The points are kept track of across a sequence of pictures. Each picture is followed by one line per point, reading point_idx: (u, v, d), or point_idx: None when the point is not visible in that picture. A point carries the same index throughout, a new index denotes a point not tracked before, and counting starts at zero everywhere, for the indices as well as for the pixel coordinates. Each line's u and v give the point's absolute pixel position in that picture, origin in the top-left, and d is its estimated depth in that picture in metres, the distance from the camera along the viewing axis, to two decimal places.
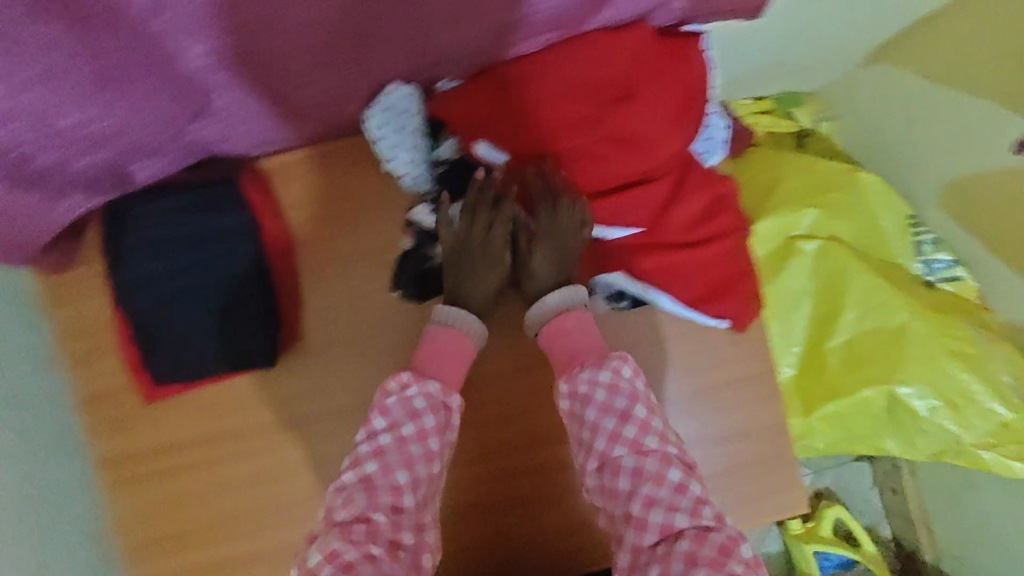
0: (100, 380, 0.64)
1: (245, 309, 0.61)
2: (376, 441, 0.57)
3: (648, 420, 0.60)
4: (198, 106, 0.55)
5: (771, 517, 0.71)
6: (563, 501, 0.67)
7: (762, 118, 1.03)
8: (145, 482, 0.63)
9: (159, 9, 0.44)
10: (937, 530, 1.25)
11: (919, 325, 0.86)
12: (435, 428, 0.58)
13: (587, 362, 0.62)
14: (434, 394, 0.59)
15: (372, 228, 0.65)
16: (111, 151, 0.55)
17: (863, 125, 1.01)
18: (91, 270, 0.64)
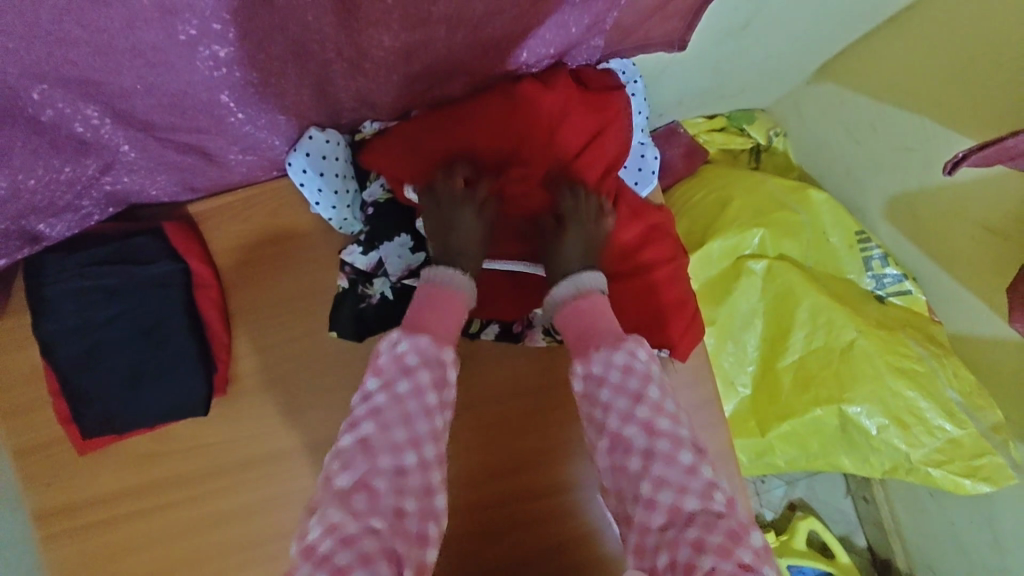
0: (36, 429, 0.66)
1: (170, 357, 0.62)
2: (374, 399, 0.52)
3: (662, 401, 0.55)
4: (105, 159, 0.57)
5: None
6: (552, 524, 0.68)
7: (715, 136, 1.14)
8: (82, 532, 0.66)
9: (36, 80, 0.45)
10: (907, 537, 1.28)
11: (867, 344, 0.83)
12: (431, 385, 0.53)
13: (603, 341, 0.57)
14: (426, 348, 0.54)
15: (304, 270, 0.68)
16: (16, 211, 0.56)
17: (809, 140, 1.11)
18: (21, 321, 0.65)
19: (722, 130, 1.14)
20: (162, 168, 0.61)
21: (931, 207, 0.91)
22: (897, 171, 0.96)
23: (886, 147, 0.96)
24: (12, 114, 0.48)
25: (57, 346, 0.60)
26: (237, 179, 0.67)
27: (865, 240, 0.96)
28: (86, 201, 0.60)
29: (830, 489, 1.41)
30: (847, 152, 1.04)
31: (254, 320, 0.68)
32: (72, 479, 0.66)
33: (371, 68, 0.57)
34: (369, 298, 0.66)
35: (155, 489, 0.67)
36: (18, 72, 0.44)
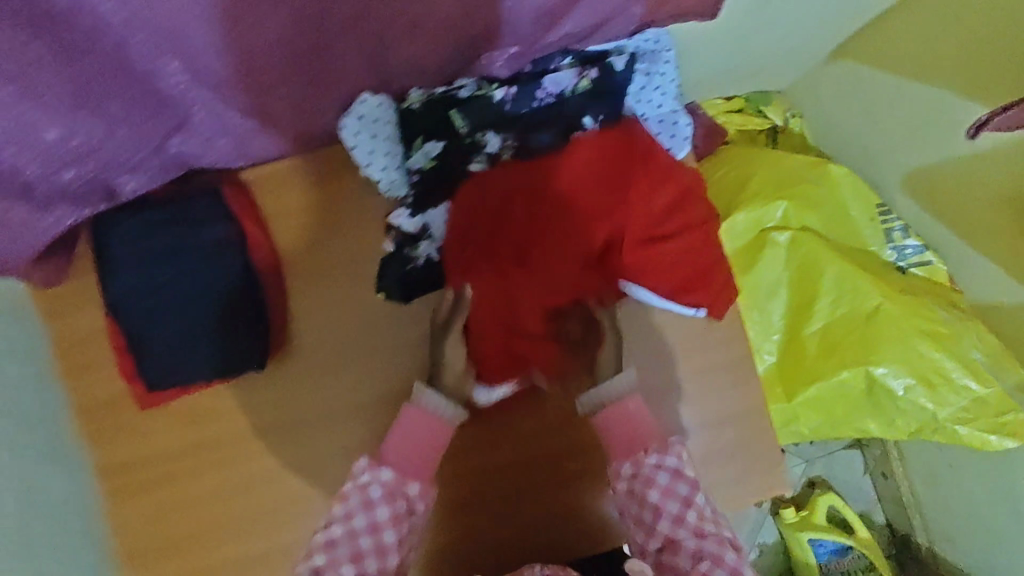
0: (98, 387, 0.68)
1: (230, 316, 0.65)
2: (329, 531, 0.59)
3: (694, 498, 0.62)
4: (178, 119, 0.60)
5: (747, 500, 0.73)
6: (568, 486, 0.71)
7: (733, 116, 1.15)
8: (141, 488, 0.69)
9: (132, 25, 0.49)
10: (926, 512, 1.30)
11: (891, 308, 0.86)
12: (388, 520, 0.59)
13: (651, 445, 0.63)
14: (390, 483, 0.60)
15: (353, 235, 0.70)
16: (96, 165, 0.59)
17: (826, 119, 1.13)
18: (85, 282, 0.68)
19: (739, 111, 1.16)
20: (223, 134, 0.63)
21: (950, 178, 0.93)
22: (913, 145, 0.98)
23: (903, 122, 0.98)
24: (108, 63, 0.51)
25: (124, 305, 0.63)
26: (283, 149, 0.69)
27: (887, 213, 0.99)
28: (150, 164, 0.63)
29: (848, 467, 1.42)
30: (863, 130, 1.06)
31: (303, 285, 0.70)
32: (131, 438, 0.69)
33: (427, 23, 0.59)
34: (415, 261, 0.69)
35: (210, 448, 0.69)
36: (123, 10, 0.47)
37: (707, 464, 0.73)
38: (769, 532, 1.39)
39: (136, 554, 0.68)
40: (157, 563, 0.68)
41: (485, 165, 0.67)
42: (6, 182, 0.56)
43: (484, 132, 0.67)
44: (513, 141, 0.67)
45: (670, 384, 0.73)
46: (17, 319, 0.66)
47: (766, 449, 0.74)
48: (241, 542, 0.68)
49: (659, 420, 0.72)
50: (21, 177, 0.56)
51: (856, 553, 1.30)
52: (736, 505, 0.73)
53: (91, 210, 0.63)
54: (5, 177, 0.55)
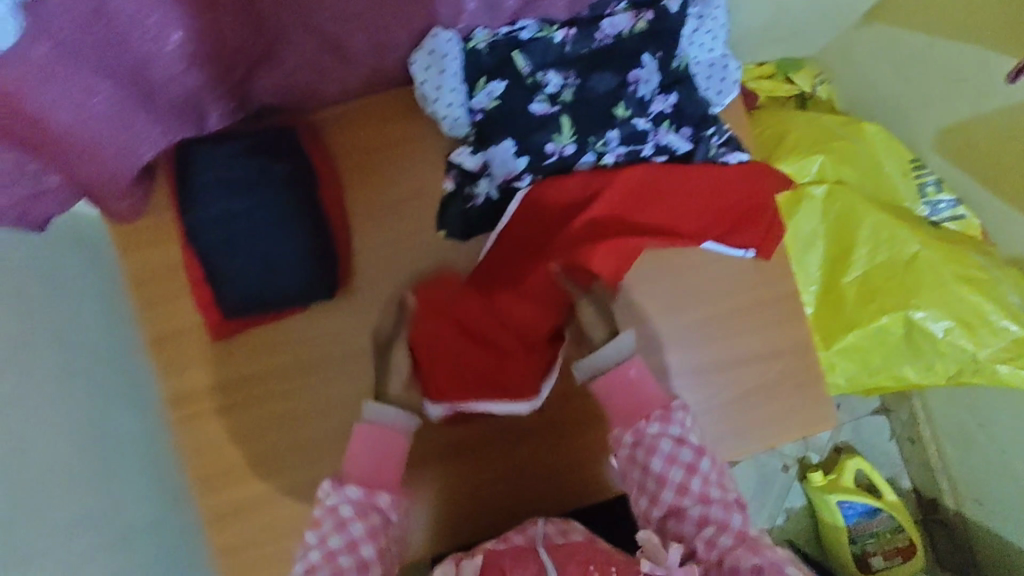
0: (172, 321, 0.71)
1: (302, 249, 0.68)
2: (308, 558, 0.60)
3: (694, 461, 0.65)
4: (271, 40, 0.61)
5: (758, 446, 0.77)
6: (563, 445, 0.77)
7: (764, 82, 1.14)
8: (211, 417, 0.72)
9: None
10: (956, 473, 1.30)
11: (930, 255, 0.89)
12: (365, 535, 0.61)
13: (651, 413, 0.66)
14: (359, 498, 0.62)
15: (417, 175, 0.73)
16: (196, 83, 0.59)
17: (857, 83, 1.14)
18: (160, 220, 0.71)
19: (770, 77, 1.15)
20: (298, 74, 0.65)
21: (986, 134, 0.94)
22: (948, 102, 0.99)
23: (938, 80, 1.00)
24: None
25: (199, 236, 0.66)
26: (350, 91, 0.71)
27: (920, 168, 1.02)
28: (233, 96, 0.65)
29: (875, 432, 1.41)
30: (898, 91, 1.07)
31: (368, 221, 0.73)
32: (204, 367, 0.72)
33: None
34: (475, 199, 0.72)
35: (278, 378, 0.72)
36: None
37: (734, 405, 0.76)
38: (796, 496, 1.37)
39: (209, 481, 0.71)
40: (230, 490, 0.71)
41: (546, 103, 0.69)
42: (130, 84, 0.55)
43: (545, 72, 0.69)
44: (574, 79, 0.69)
45: (710, 321, 0.77)
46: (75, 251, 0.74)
47: (789, 391, 0.77)
48: (305, 469, 0.72)
49: (698, 354, 0.76)
50: (145, 82, 0.56)
51: (885, 515, 1.31)
52: (743, 451, 0.76)
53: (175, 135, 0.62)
54: (130, 80, 0.55)
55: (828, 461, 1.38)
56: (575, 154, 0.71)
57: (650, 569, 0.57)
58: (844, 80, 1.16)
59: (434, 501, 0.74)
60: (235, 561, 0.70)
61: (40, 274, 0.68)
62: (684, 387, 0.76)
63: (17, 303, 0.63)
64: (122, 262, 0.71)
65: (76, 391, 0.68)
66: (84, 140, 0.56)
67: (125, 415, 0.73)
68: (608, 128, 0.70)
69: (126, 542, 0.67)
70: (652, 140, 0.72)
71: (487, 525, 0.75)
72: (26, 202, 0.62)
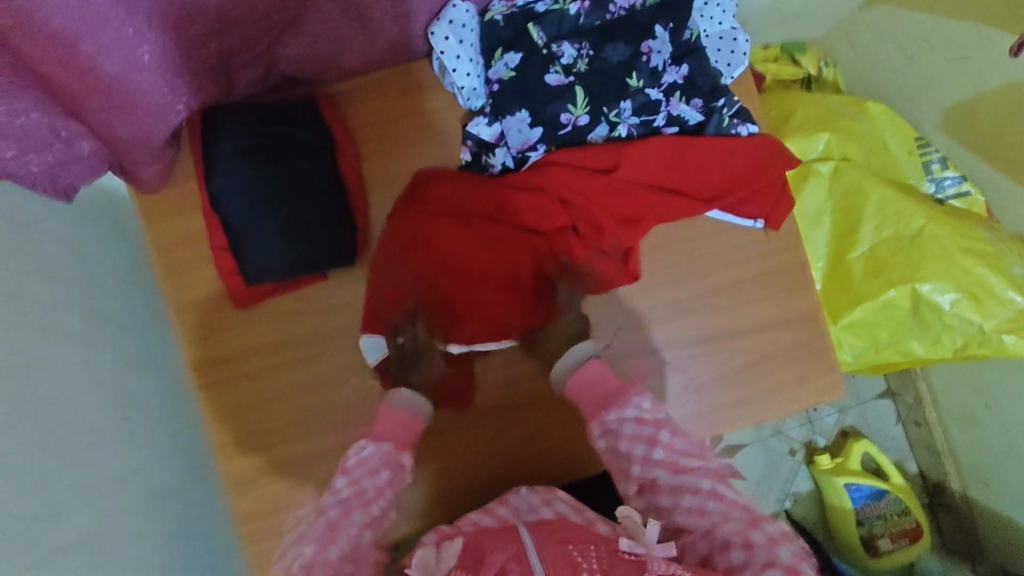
0: (194, 290, 0.73)
1: (323, 217, 0.69)
2: (338, 498, 0.63)
3: (659, 437, 0.66)
4: (295, 15, 0.64)
5: (754, 418, 0.78)
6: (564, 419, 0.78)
7: (770, 65, 1.16)
8: (233, 384, 0.73)
9: None
10: (960, 455, 1.27)
11: (937, 229, 0.90)
12: (388, 485, 0.65)
13: (613, 403, 0.68)
14: (388, 453, 0.66)
15: (435, 146, 0.75)
16: (217, 47, 0.63)
17: (860, 65, 1.16)
18: (184, 189, 0.73)
19: (776, 60, 1.17)
20: (322, 43, 0.68)
21: (990, 111, 0.95)
22: (951, 80, 1.00)
23: (940, 59, 1.01)
24: None
25: (224, 202, 0.67)
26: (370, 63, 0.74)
27: (925, 146, 1.03)
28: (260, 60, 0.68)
29: (880, 416, 1.38)
30: (901, 72, 1.09)
31: (388, 191, 0.75)
32: (226, 334, 0.73)
33: None
34: (492, 170, 0.74)
35: (297, 347, 0.74)
36: None
37: (732, 376, 0.77)
38: (803, 481, 1.34)
39: (231, 447, 0.72)
40: (251, 456, 0.73)
41: (561, 74, 0.71)
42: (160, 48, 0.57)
43: (559, 43, 0.71)
44: (587, 50, 0.72)
45: (714, 292, 0.78)
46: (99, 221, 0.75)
47: (787, 363, 0.78)
48: (326, 435, 0.73)
49: (703, 323, 0.77)
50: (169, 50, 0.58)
51: (891, 498, 1.29)
52: (739, 424, 0.78)
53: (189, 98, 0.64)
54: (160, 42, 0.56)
55: (835, 445, 1.36)
56: (589, 124, 0.72)
57: (628, 546, 0.59)
58: (846, 62, 1.18)
59: (434, 469, 0.76)
60: (257, 525, 0.72)
61: (71, 243, 0.70)
62: (687, 357, 0.77)
63: (51, 270, 0.65)
64: (147, 232, 0.72)
65: (105, 355, 0.70)
66: (119, 101, 0.55)
67: (147, 384, 0.75)
68: (622, 97, 0.72)
69: (153, 505, 0.68)
70: (665, 110, 0.74)
71: (478, 497, 0.76)
72: (55, 170, 0.63)
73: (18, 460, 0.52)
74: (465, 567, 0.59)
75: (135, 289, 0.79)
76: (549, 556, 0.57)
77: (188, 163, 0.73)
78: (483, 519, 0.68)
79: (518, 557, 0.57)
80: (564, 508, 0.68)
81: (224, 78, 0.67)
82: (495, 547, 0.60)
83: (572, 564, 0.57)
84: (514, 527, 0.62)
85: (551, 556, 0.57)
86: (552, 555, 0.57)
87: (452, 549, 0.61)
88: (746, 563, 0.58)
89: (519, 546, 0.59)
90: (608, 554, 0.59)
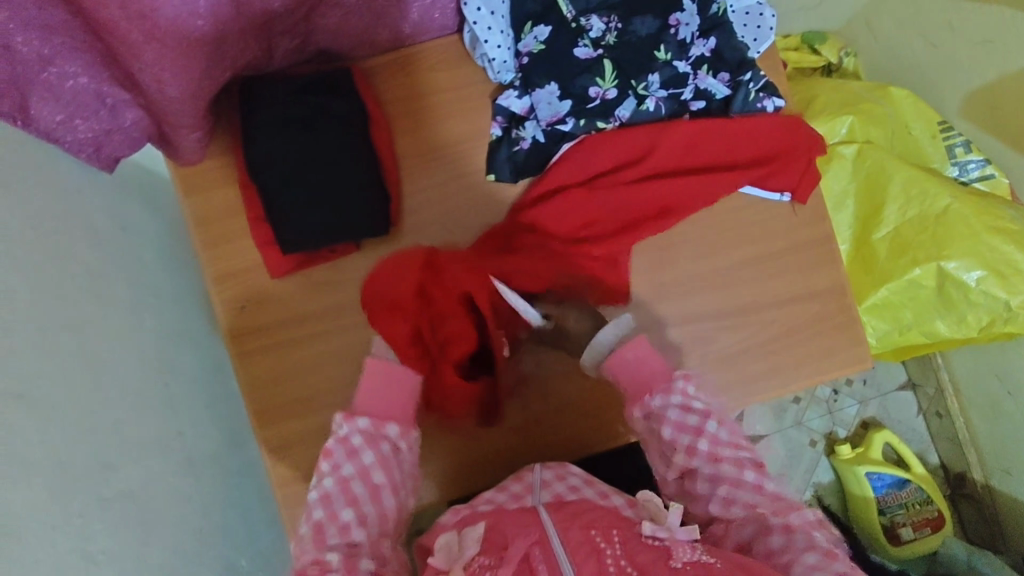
0: (228, 260, 0.74)
1: (358, 185, 0.70)
2: (323, 485, 0.61)
3: (716, 431, 0.65)
4: None
5: (779, 393, 0.78)
6: (582, 392, 0.78)
7: (790, 55, 1.17)
8: (266, 351, 0.74)
9: None
10: (982, 443, 1.23)
11: (962, 207, 0.90)
12: (376, 463, 0.62)
13: (657, 388, 0.66)
14: (367, 429, 0.63)
15: (466, 119, 0.76)
16: (264, 22, 0.62)
17: (880, 53, 1.15)
18: (221, 162, 0.74)
19: (796, 50, 1.18)
20: (356, 15, 0.69)
21: (1011, 95, 0.94)
22: (972, 64, 1.00)
23: (961, 42, 1.00)
24: None
25: (262, 171, 0.69)
26: (402, 38, 0.76)
27: (948, 129, 1.03)
28: (299, 30, 0.68)
29: (902, 408, 1.36)
30: (921, 59, 1.07)
31: (417, 164, 0.76)
32: (259, 303, 0.74)
33: None
34: (522, 142, 0.76)
35: (328, 317, 0.75)
36: None
37: (756, 351, 0.78)
38: (823, 471, 1.32)
39: (262, 414, 0.73)
40: (283, 423, 0.73)
41: (590, 48, 0.74)
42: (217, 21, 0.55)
43: (588, 16, 0.74)
44: (616, 23, 0.74)
45: (746, 264, 0.79)
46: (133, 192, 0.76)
47: (812, 337, 0.79)
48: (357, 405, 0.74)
49: (728, 298, 0.78)
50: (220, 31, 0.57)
51: (914, 486, 1.27)
52: (766, 398, 0.78)
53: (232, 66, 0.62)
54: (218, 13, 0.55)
55: (856, 435, 1.34)
56: (617, 97, 0.75)
57: (651, 530, 0.57)
58: (867, 52, 1.17)
59: (454, 443, 0.76)
60: (289, 491, 0.73)
61: (114, 212, 0.72)
62: (712, 331, 0.78)
63: (95, 236, 0.67)
64: (184, 204, 0.74)
65: (146, 321, 0.71)
66: (159, 52, 0.54)
67: (180, 353, 0.76)
68: (649, 70, 0.74)
69: (189, 467, 0.70)
70: (693, 83, 0.76)
71: (499, 470, 0.76)
72: (99, 139, 0.64)
73: (63, 405, 0.54)
74: (487, 553, 0.56)
75: (171, 263, 0.81)
76: (572, 541, 0.54)
77: (223, 136, 0.74)
78: (497, 497, 0.68)
79: (542, 543, 0.54)
80: (576, 481, 0.69)
81: (265, 42, 0.66)
82: (517, 534, 0.55)
83: (596, 549, 0.54)
84: (534, 510, 0.59)
85: (574, 542, 0.54)
86: (574, 540, 0.54)
87: (475, 535, 0.58)
88: (785, 548, 0.58)
89: (543, 533, 0.55)
90: (630, 536, 0.56)
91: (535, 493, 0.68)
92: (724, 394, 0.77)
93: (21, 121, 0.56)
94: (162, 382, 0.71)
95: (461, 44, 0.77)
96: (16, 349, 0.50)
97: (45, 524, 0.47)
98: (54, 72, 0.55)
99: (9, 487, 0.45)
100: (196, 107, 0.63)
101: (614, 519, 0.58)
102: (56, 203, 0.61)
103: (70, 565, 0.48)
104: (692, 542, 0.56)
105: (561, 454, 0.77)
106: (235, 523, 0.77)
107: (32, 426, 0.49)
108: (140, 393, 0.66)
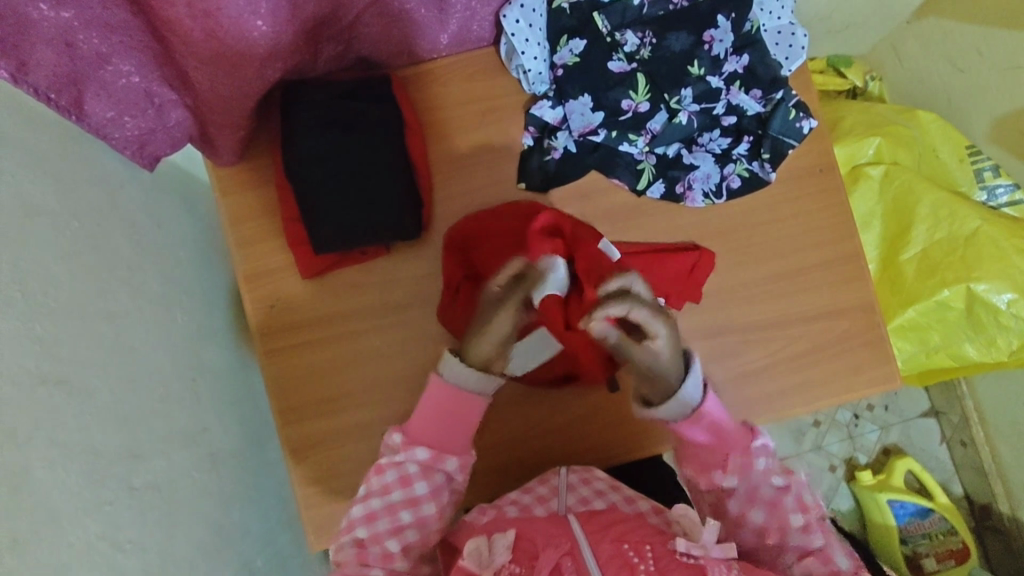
0: (261, 260, 0.75)
1: (395, 187, 0.72)
2: (369, 504, 0.62)
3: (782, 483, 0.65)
4: None
5: (805, 410, 0.78)
6: (604, 400, 0.77)
7: (817, 78, 1.13)
8: (293, 351, 0.75)
9: None
10: (1012, 478, 1.18)
11: (992, 230, 0.91)
12: (427, 493, 0.61)
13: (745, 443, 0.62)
14: (424, 459, 0.61)
15: (499, 126, 0.78)
16: (309, 24, 0.63)
17: (904, 79, 1.14)
18: (260, 163, 0.76)
19: (822, 72, 1.14)
20: (397, 25, 0.71)
21: None
22: (1002, 88, 0.99)
23: (993, 69, 0.99)
24: None
25: (300, 172, 0.70)
26: (440, 49, 0.77)
27: (976, 153, 1.01)
28: (342, 38, 0.70)
29: (925, 436, 1.31)
30: (950, 85, 1.07)
31: (450, 171, 0.77)
32: (293, 301, 0.75)
33: None
34: (553, 153, 0.77)
35: (357, 317, 0.76)
36: None
37: (780, 367, 0.78)
38: (843, 498, 1.27)
39: (286, 413, 0.74)
40: (306, 422, 0.74)
41: (623, 62, 0.75)
42: (274, 13, 0.56)
43: (622, 32, 0.74)
44: (650, 39, 0.74)
45: (775, 277, 0.79)
46: (169, 194, 0.78)
47: (837, 356, 0.79)
48: (383, 404, 0.75)
49: (753, 312, 0.78)
50: (277, 27, 0.58)
51: (937, 516, 1.23)
52: (791, 415, 0.78)
53: (280, 65, 0.63)
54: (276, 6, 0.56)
55: (875, 462, 1.29)
56: (649, 111, 0.75)
57: (685, 547, 0.55)
58: (894, 78, 1.15)
59: (475, 447, 0.76)
60: (313, 489, 0.73)
61: (153, 211, 0.73)
62: (736, 344, 0.78)
63: (135, 232, 0.68)
64: (220, 204, 0.75)
65: (178, 316, 0.73)
66: (219, 48, 0.56)
67: (207, 349, 0.77)
68: (683, 85, 0.75)
69: (212, 461, 0.70)
70: (725, 99, 0.77)
71: (518, 476, 0.76)
72: (144, 137, 0.65)
73: (101, 391, 0.55)
74: (518, 562, 0.56)
75: (204, 263, 0.83)
76: (603, 555, 0.55)
77: (260, 139, 0.76)
78: (521, 498, 0.68)
79: (572, 554, 0.55)
80: (601, 486, 0.70)
81: (312, 47, 0.68)
82: (546, 545, 0.57)
83: (628, 565, 0.54)
84: (565, 521, 0.60)
85: (605, 555, 0.55)
86: (606, 554, 0.55)
87: (505, 542, 0.58)
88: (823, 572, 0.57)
89: (573, 544, 0.56)
90: (663, 553, 0.55)
91: (561, 495, 0.68)
92: (748, 408, 0.77)
93: (75, 116, 0.58)
94: (191, 383, 0.71)
95: (496, 56, 0.78)
96: (61, 334, 0.51)
97: (78, 507, 0.48)
98: (109, 70, 0.57)
99: (49, 471, 0.46)
100: (239, 101, 0.64)
101: (649, 532, 0.59)
102: (101, 197, 0.63)
103: (102, 551, 0.49)
104: (728, 561, 0.55)
105: (581, 463, 0.77)
106: (257, 519, 0.77)
107: (69, 410, 0.50)
108: (170, 388, 0.66)
